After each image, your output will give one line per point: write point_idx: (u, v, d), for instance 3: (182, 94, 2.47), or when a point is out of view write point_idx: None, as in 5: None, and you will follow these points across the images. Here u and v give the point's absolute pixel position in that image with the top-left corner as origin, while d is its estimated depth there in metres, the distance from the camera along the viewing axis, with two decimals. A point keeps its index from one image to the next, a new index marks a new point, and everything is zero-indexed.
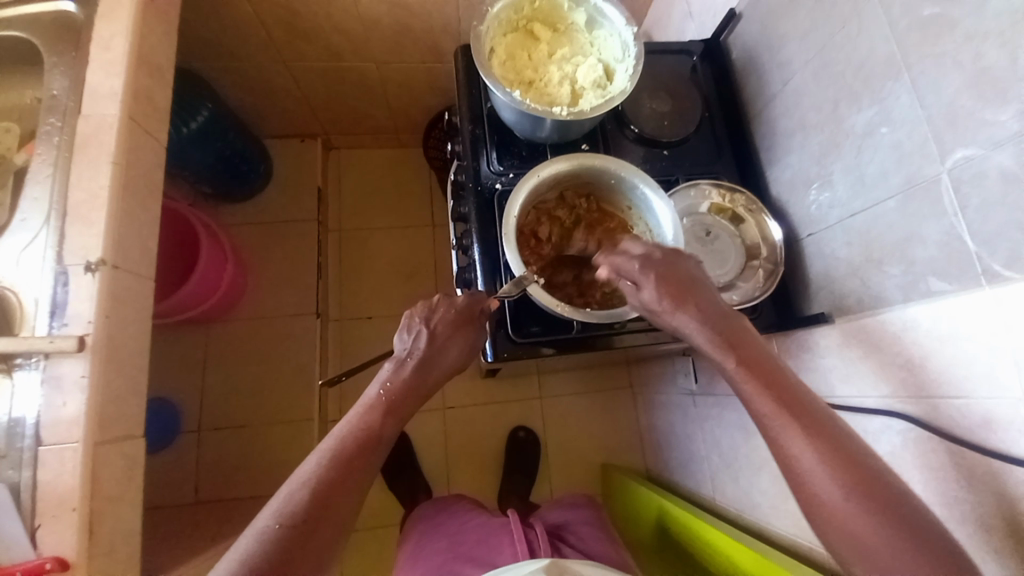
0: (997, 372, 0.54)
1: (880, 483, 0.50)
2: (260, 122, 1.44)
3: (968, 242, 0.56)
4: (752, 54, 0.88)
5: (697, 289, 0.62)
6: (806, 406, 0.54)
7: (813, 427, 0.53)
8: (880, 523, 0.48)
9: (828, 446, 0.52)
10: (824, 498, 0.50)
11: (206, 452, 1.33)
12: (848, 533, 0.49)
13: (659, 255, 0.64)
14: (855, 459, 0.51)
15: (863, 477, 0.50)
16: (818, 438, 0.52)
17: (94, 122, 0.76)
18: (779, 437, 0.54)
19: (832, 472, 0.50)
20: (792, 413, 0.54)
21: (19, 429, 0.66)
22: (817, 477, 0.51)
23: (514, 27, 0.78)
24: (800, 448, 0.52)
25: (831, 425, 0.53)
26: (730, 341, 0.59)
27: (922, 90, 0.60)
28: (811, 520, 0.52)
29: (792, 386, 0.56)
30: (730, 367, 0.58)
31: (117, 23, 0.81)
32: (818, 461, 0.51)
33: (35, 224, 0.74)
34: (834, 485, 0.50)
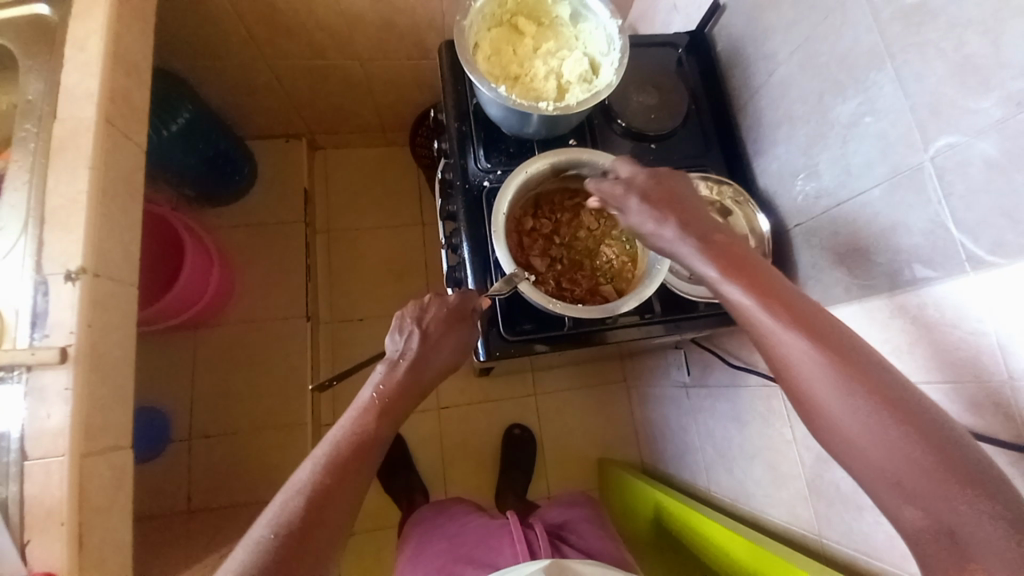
0: (984, 357, 0.55)
1: (894, 395, 0.46)
2: (243, 123, 1.41)
3: (952, 229, 0.56)
4: (737, 45, 0.88)
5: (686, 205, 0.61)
6: (815, 320, 0.51)
7: (821, 338, 0.50)
8: (893, 432, 0.45)
9: (838, 359, 0.49)
10: (828, 409, 0.48)
11: (197, 459, 1.31)
12: (854, 445, 0.47)
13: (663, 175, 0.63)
14: (863, 370, 0.48)
15: (873, 387, 0.47)
16: (826, 350, 0.49)
17: (71, 126, 0.74)
18: (778, 348, 0.52)
19: (833, 377, 0.48)
20: (799, 325, 0.51)
21: (3, 443, 0.64)
22: (820, 388, 0.49)
23: (498, 22, 0.77)
24: (804, 359, 0.50)
25: (843, 336, 0.50)
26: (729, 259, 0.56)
27: (907, 79, 0.60)
28: (821, 436, 0.50)
29: (803, 306, 0.52)
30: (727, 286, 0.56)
31: (91, 24, 0.79)
32: (823, 371, 0.49)
33: (12, 233, 0.72)
34: (841, 399, 0.48)
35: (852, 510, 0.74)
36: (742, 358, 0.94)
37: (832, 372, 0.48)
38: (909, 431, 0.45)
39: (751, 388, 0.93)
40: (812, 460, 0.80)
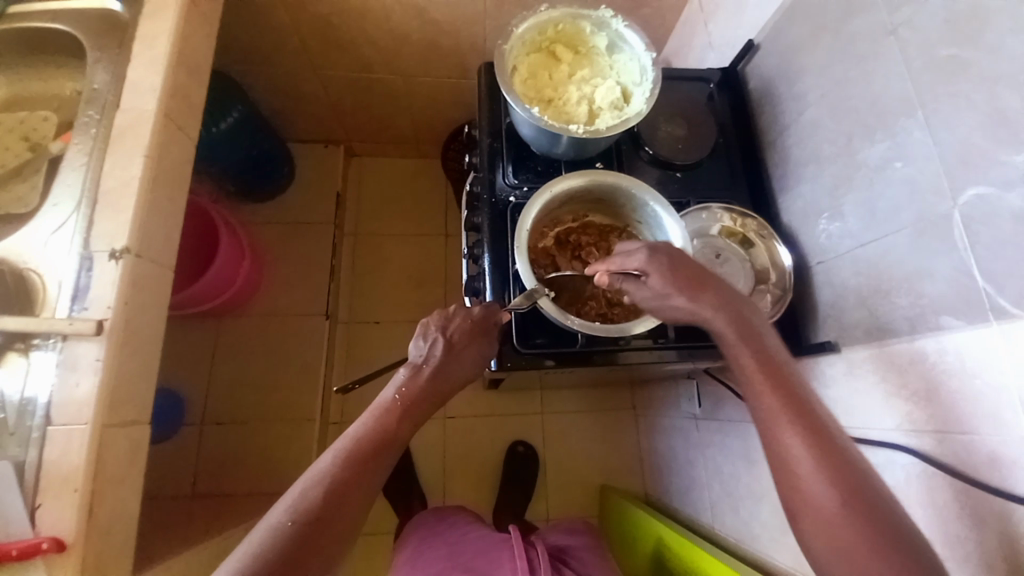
0: (1001, 412, 0.54)
1: (863, 483, 0.51)
2: (287, 125, 1.48)
3: (977, 278, 0.56)
4: (769, 84, 0.89)
5: (708, 277, 0.64)
6: (798, 390, 0.56)
7: (810, 424, 0.54)
8: (857, 520, 0.49)
9: (825, 453, 0.52)
10: (804, 486, 0.52)
11: (206, 445, 1.34)
12: (824, 525, 0.50)
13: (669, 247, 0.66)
14: (864, 486, 0.51)
15: (849, 471, 0.51)
16: (811, 433, 0.54)
17: (132, 116, 0.79)
18: (771, 427, 0.55)
19: (818, 463, 0.52)
20: (792, 410, 0.55)
21: (31, 407, 0.67)
22: (804, 467, 0.52)
23: (537, 48, 0.81)
24: (793, 442, 0.53)
25: (827, 422, 0.55)
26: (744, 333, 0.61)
27: (936, 127, 0.61)
28: (791, 510, 0.53)
29: (803, 393, 0.56)
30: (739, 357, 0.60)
31: (160, 23, 0.85)
32: (807, 454, 0.53)
33: (65, 211, 0.77)
34: (820, 479, 0.51)
35: None
36: None
37: (818, 454, 0.52)
38: (869, 517, 0.49)
39: None
40: None
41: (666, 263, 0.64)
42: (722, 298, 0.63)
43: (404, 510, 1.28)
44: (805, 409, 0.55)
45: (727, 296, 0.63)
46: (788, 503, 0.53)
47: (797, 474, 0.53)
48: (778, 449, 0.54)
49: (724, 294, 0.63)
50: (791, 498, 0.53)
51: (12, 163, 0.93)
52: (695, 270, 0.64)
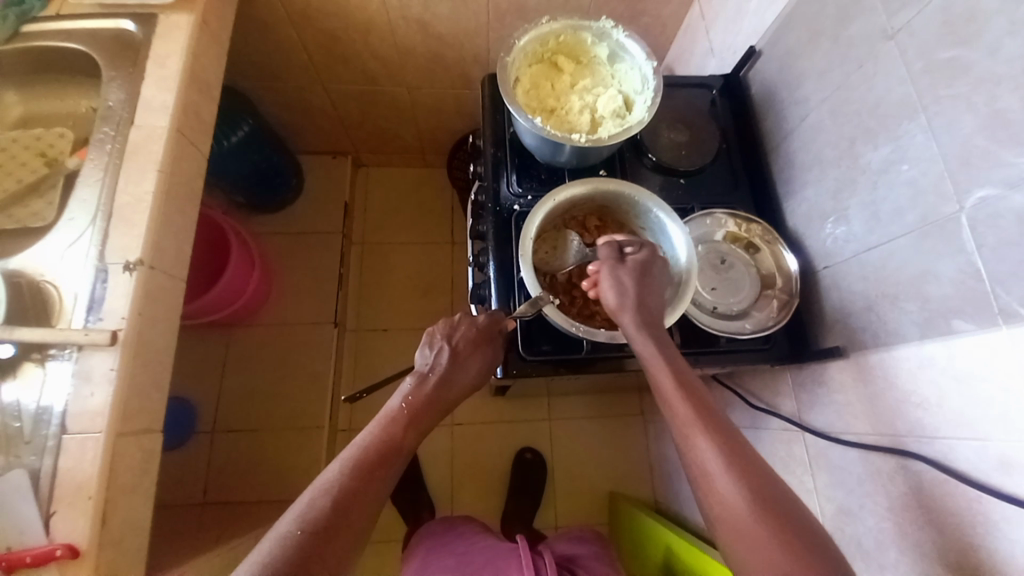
0: (1013, 414, 0.53)
1: (774, 490, 0.52)
2: (295, 137, 1.51)
3: (984, 281, 0.55)
4: (771, 90, 0.90)
5: (651, 297, 0.67)
6: (707, 403, 0.59)
7: (722, 435, 0.56)
8: (768, 527, 0.49)
9: (735, 458, 0.54)
10: (718, 494, 0.52)
11: (216, 453, 1.35)
12: (738, 534, 0.49)
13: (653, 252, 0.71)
14: (770, 488, 0.52)
15: (762, 480, 0.52)
16: (722, 440, 0.55)
17: (146, 133, 0.82)
18: (686, 435, 0.57)
19: (728, 468, 0.53)
20: (704, 419, 0.57)
21: (47, 416, 0.69)
22: (717, 474, 0.53)
23: (539, 59, 0.82)
24: (706, 449, 0.55)
25: (735, 434, 0.57)
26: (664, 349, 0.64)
27: (938, 129, 0.61)
28: (712, 525, 0.53)
29: (713, 406, 0.59)
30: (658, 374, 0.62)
31: (172, 42, 0.87)
32: (719, 458, 0.54)
33: (80, 224, 0.79)
34: (733, 485, 0.52)
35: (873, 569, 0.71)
36: (765, 401, 0.93)
37: (730, 462, 0.54)
38: (783, 525, 0.49)
39: (773, 432, 0.91)
40: (834, 513, 0.78)
41: (644, 262, 0.69)
42: (651, 314, 0.66)
43: (412, 518, 1.28)
44: (714, 419, 0.58)
45: (659, 311, 0.67)
46: (705, 510, 0.53)
47: (712, 482, 0.53)
48: (693, 456, 0.56)
49: (652, 311, 0.67)
50: (706, 502, 0.53)
51: (29, 179, 0.95)
52: (659, 280, 0.69)
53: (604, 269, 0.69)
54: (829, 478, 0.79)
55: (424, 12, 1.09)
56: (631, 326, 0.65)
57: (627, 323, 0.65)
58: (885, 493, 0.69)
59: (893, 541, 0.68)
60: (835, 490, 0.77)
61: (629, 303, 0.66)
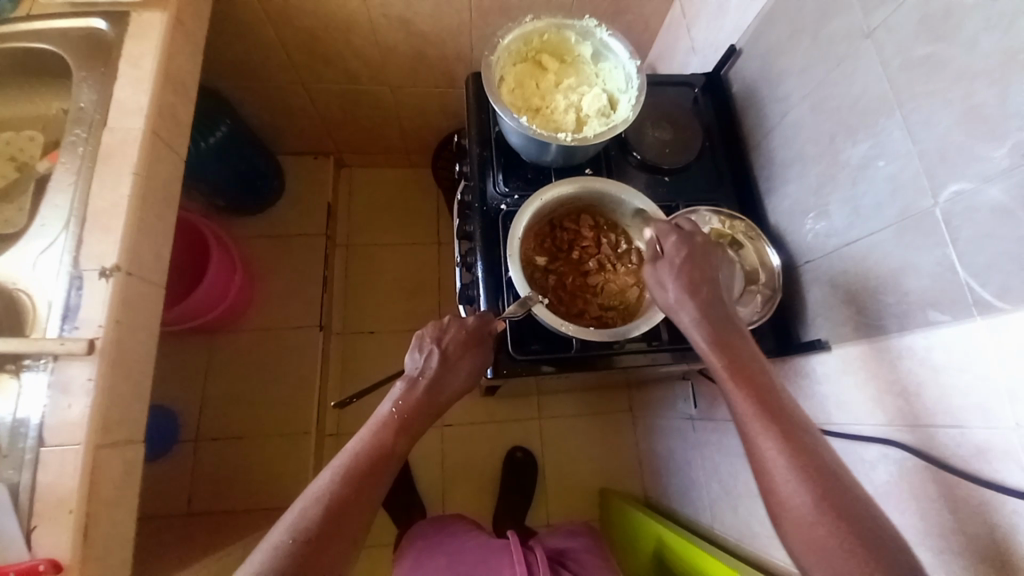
0: (990, 403, 0.55)
1: (838, 486, 0.51)
2: (276, 138, 1.48)
3: (960, 273, 0.57)
4: (752, 87, 0.91)
5: (710, 287, 0.67)
6: (774, 399, 0.58)
7: (786, 430, 0.55)
8: (835, 529, 0.49)
9: (802, 458, 0.53)
10: (783, 493, 0.52)
11: (201, 462, 1.32)
12: (803, 531, 0.50)
13: (698, 239, 0.70)
14: (839, 489, 0.51)
15: (827, 478, 0.52)
16: (788, 440, 0.54)
17: (120, 135, 0.79)
18: (751, 434, 0.56)
19: (795, 469, 0.53)
20: (765, 416, 0.56)
21: (23, 429, 0.66)
22: (778, 472, 0.53)
23: (523, 58, 0.82)
24: (771, 448, 0.54)
25: (804, 431, 0.55)
26: (721, 344, 0.62)
27: (915, 126, 0.62)
28: (773, 516, 0.54)
29: (784, 403, 0.57)
30: (718, 368, 0.61)
31: (146, 41, 0.85)
32: (785, 458, 0.53)
33: (54, 231, 0.76)
34: (799, 484, 0.52)
35: None
36: None
37: (792, 459, 0.53)
38: (849, 525, 0.49)
39: None
40: None
41: (687, 253, 0.68)
42: (708, 306, 0.66)
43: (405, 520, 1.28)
44: (779, 416, 0.56)
45: (714, 298, 0.67)
46: (769, 506, 0.54)
47: (774, 478, 0.53)
48: (757, 456, 0.55)
49: (708, 302, 0.66)
50: (770, 499, 0.54)
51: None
52: (707, 267, 0.68)
53: (647, 269, 0.70)
54: None
55: (406, 9, 1.08)
56: (687, 321, 0.65)
57: (683, 317, 0.66)
58: (869, 480, 0.70)
59: None
60: None
61: (683, 296, 0.66)
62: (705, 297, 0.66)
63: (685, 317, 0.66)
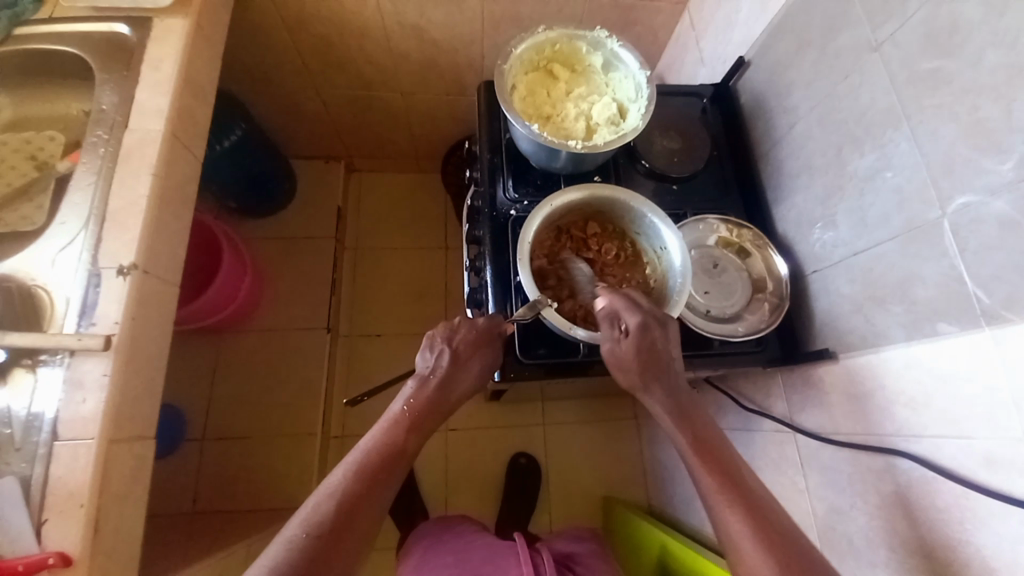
0: (997, 415, 0.55)
1: (795, 550, 0.55)
2: (288, 142, 1.51)
3: (967, 284, 0.57)
4: (760, 98, 0.92)
5: (667, 367, 0.67)
6: (735, 471, 0.62)
7: (747, 503, 0.59)
8: None
9: (761, 526, 0.57)
10: (749, 564, 0.55)
11: (206, 461, 1.33)
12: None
13: (654, 321, 0.68)
14: (797, 555, 0.55)
15: (785, 545, 0.55)
16: (748, 509, 0.58)
17: (139, 136, 0.81)
18: (715, 506, 0.59)
19: (756, 537, 0.56)
20: (727, 487, 0.60)
21: (37, 423, 0.68)
22: (746, 545, 0.56)
23: (534, 67, 0.83)
24: (733, 519, 0.58)
25: (761, 501, 0.59)
26: (683, 417, 0.66)
27: (922, 138, 0.63)
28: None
29: (740, 474, 0.62)
30: (681, 443, 0.65)
31: (167, 46, 0.87)
32: (746, 528, 0.57)
33: (73, 229, 0.78)
34: (761, 552, 0.55)
35: (864, 567, 0.72)
36: (756, 402, 0.94)
37: (757, 533, 0.56)
38: None
39: (766, 433, 0.93)
40: (825, 512, 0.79)
41: (645, 338, 0.67)
42: (667, 386, 0.67)
43: (407, 524, 1.28)
44: (740, 486, 0.60)
45: (673, 381, 0.68)
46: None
47: (742, 554, 0.56)
48: (722, 526, 0.58)
49: (669, 382, 0.67)
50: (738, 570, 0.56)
51: (19, 183, 0.94)
52: (664, 353, 0.68)
53: (604, 345, 0.68)
54: (820, 477, 0.80)
55: (419, 18, 1.10)
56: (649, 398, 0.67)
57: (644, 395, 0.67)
58: (875, 491, 0.70)
59: (882, 539, 0.69)
60: (826, 490, 0.79)
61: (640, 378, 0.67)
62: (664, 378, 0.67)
63: (646, 395, 0.67)
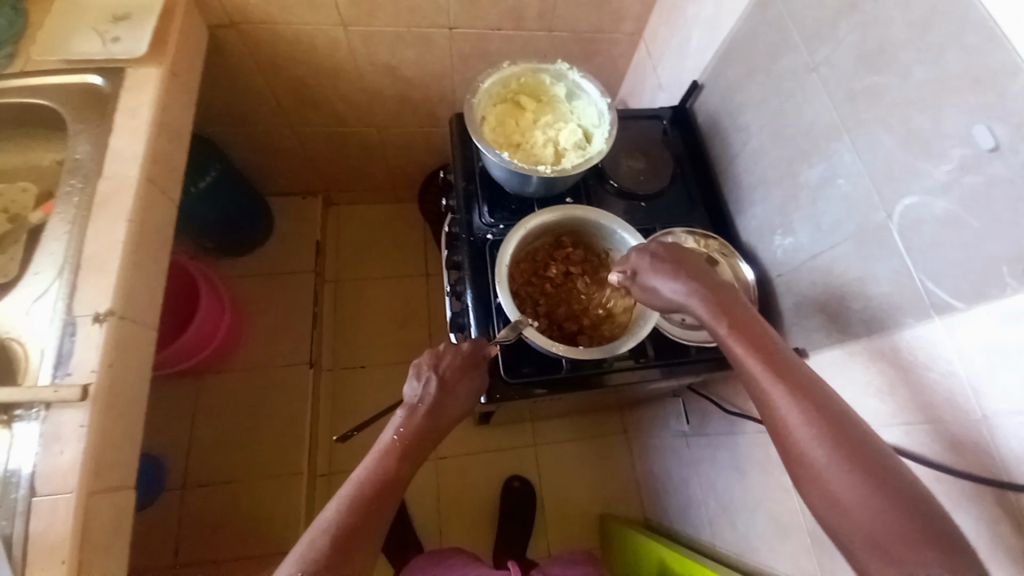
0: (957, 399, 0.58)
1: (847, 430, 0.53)
2: (265, 180, 1.52)
3: (915, 278, 0.62)
4: (716, 118, 0.98)
5: (691, 267, 0.69)
6: (778, 354, 0.59)
7: (797, 384, 0.56)
8: (857, 476, 0.50)
9: (814, 409, 0.54)
10: (803, 446, 0.53)
11: (189, 509, 1.28)
12: (861, 536, 0.49)
13: (672, 247, 0.71)
14: (847, 431, 0.53)
15: (839, 427, 0.53)
16: (798, 389, 0.56)
17: (115, 183, 0.82)
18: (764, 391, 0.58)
19: (811, 424, 0.53)
20: (775, 370, 0.58)
21: (13, 480, 0.65)
22: (798, 427, 0.54)
23: (502, 99, 0.88)
24: (783, 400, 0.56)
25: (813, 381, 0.57)
26: (720, 306, 0.64)
27: (862, 149, 0.69)
28: (795, 476, 0.54)
29: (788, 358, 0.59)
30: (722, 330, 0.63)
31: (141, 94, 0.88)
32: (799, 411, 0.55)
33: (48, 279, 0.77)
34: (817, 438, 0.53)
35: None
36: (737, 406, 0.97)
37: (811, 417, 0.54)
38: (869, 471, 0.50)
39: (749, 436, 0.96)
40: None
41: (668, 248, 0.71)
42: (699, 279, 0.67)
43: (401, 559, 1.26)
44: (787, 369, 0.58)
45: (702, 276, 0.68)
46: (791, 466, 0.55)
47: (794, 440, 0.54)
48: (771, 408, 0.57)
49: (700, 276, 0.68)
50: (789, 453, 0.55)
51: None
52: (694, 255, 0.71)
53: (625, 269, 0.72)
54: None
55: (390, 57, 1.14)
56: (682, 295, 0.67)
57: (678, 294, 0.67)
58: None
59: None
60: None
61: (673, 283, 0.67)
62: (693, 275, 0.68)
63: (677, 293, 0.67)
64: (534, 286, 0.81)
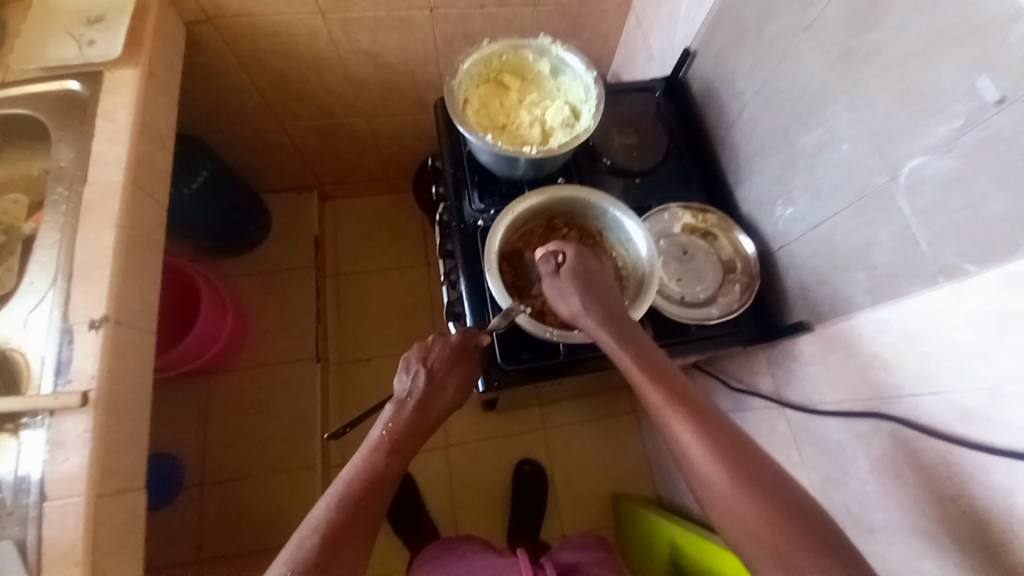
0: (965, 367, 0.56)
1: (748, 457, 0.54)
2: (258, 177, 1.51)
3: (919, 242, 0.59)
4: (710, 86, 0.94)
5: (600, 291, 0.69)
6: (677, 382, 0.61)
7: (699, 417, 0.57)
8: (754, 500, 0.51)
9: (713, 437, 0.55)
10: (702, 471, 0.54)
11: (207, 506, 1.31)
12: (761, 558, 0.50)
13: (593, 258, 0.73)
14: (745, 457, 0.54)
15: (739, 454, 0.54)
16: (696, 419, 0.57)
17: (99, 189, 0.81)
18: (665, 421, 0.58)
19: (711, 452, 0.54)
20: (677, 401, 0.59)
21: (23, 486, 0.67)
22: (696, 454, 0.55)
23: (485, 79, 0.85)
24: (683, 431, 0.57)
25: (713, 411, 0.58)
26: (626, 336, 0.65)
27: (861, 109, 0.65)
28: (703, 502, 0.55)
29: (690, 389, 0.60)
30: (626, 361, 0.64)
31: (119, 97, 0.87)
32: (696, 439, 0.56)
33: (41, 288, 0.77)
34: (714, 464, 0.54)
35: (866, 535, 0.73)
36: (743, 381, 0.96)
37: (707, 445, 0.55)
38: (766, 498, 0.51)
39: (756, 411, 0.94)
40: (822, 482, 0.80)
41: (582, 268, 0.71)
42: (607, 305, 0.68)
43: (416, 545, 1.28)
44: (689, 400, 0.59)
45: (610, 302, 0.69)
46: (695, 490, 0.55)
47: (696, 467, 0.55)
48: (672, 438, 0.58)
49: (607, 303, 0.68)
50: (689, 477, 0.56)
51: None
52: (604, 277, 0.71)
53: (546, 282, 0.72)
54: (813, 448, 0.81)
55: (372, 43, 1.11)
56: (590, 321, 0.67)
57: (585, 318, 0.67)
58: (865, 456, 0.72)
59: (879, 502, 0.70)
60: (820, 460, 0.80)
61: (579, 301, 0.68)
62: (602, 300, 0.69)
63: (585, 318, 0.67)
64: (526, 269, 0.79)
